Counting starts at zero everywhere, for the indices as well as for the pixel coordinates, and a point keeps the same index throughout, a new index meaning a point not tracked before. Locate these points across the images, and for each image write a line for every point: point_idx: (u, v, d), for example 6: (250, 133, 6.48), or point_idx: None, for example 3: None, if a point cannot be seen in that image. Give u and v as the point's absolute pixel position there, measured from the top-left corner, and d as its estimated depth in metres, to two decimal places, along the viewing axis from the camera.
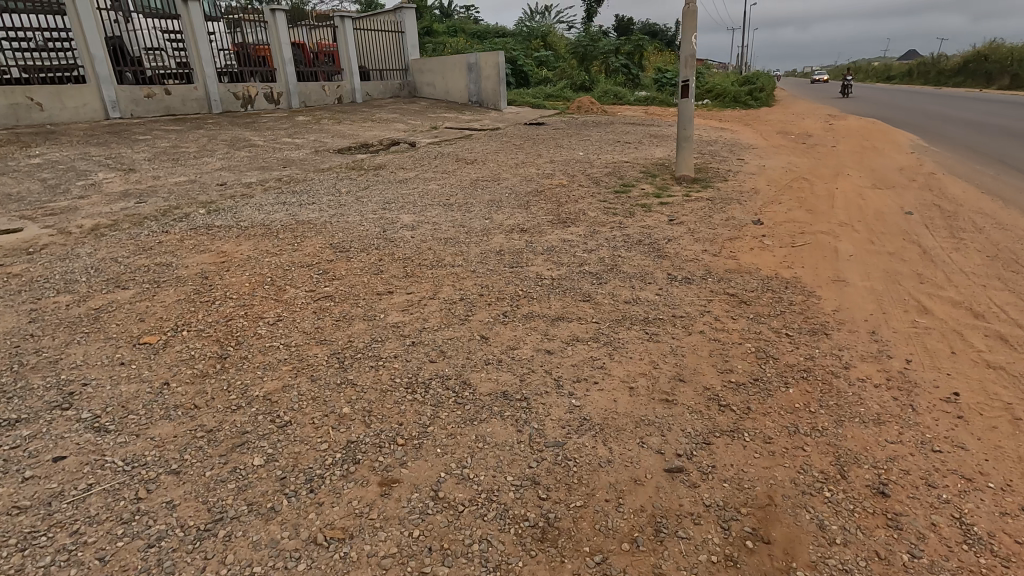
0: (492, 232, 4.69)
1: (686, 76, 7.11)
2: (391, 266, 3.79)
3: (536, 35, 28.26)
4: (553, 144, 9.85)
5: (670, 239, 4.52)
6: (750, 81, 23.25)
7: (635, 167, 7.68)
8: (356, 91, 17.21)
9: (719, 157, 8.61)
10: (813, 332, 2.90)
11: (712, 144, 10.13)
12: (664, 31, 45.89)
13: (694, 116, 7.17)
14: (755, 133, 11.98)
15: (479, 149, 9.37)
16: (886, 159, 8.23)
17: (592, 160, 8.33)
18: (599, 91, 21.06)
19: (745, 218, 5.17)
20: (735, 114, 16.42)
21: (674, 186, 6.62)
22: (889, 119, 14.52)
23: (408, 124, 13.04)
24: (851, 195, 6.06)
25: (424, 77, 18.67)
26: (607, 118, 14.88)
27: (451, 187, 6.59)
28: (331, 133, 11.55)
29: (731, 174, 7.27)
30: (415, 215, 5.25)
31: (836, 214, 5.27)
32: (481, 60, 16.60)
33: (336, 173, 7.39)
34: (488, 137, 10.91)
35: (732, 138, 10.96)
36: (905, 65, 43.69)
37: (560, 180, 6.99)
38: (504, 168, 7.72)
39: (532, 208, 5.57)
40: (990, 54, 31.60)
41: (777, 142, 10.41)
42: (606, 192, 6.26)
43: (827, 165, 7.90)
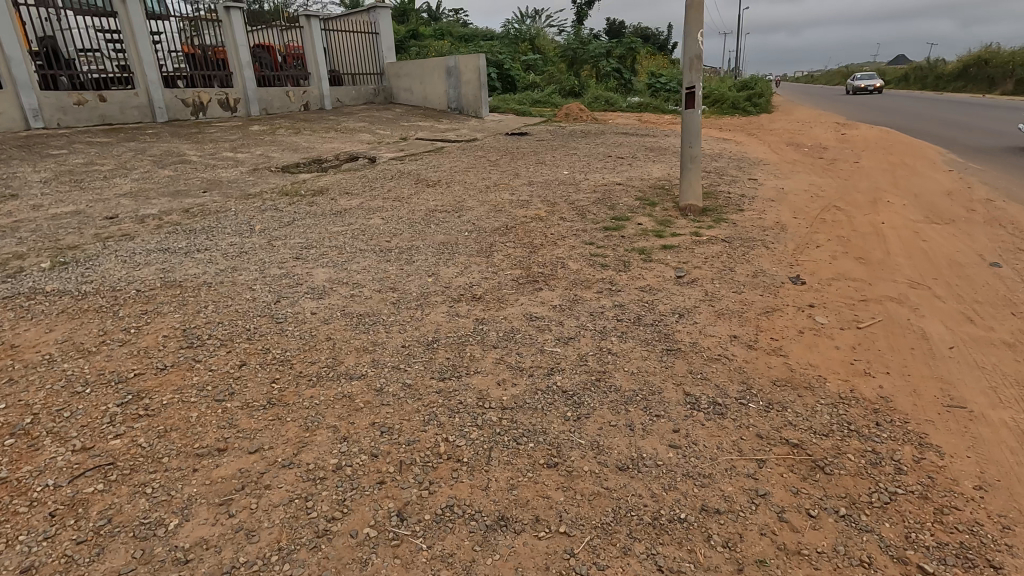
0: (430, 303, 3.34)
1: (693, 83, 5.80)
2: (253, 379, 2.43)
3: (523, 38, 27.02)
4: (534, 160, 8.52)
5: (679, 314, 3.19)
6: (748, 87, 22.04)
7: (629, 191, 6.37)
8: (325, 97, 15.83)
9: (726, 177, 7.33)
10: (964, 564, 1.58)
11: (716, 160, 8.86)
12: (656, 36, 44.91)
13: (700, 131, 5.86)
14: (762, 146, 10.71)
15: (447, 166, 8.04)
16: (923, 180, 6.99)
17: (578, 181, 7.02)
18: (589, 97, 19.74)
19: (777, 273, 3.85)
20: (736, 123, 15.20)
21: (678, 219, 5.32)
22: (904, 128, 13.34)
23: (375, 135, 11.70)
24: (904, 233, 4.76)
25: (401, 82, 17.31)
26: (597, 126, 13.62)
27: (401, 220, 5.28)
28: (283, 145, 10.18)
29: (745, 202, 5.98)
30: (336, 269, 3.91)
31: (898, 265, 3.96)
32: (461, 62, 15.30)
33: (267, 201, 6.06)
34: (461, 151, 9.59)
35: (737, 152, 9.70)
36: (901, 70, 42.79)
37: (537, 210, 5.67)
38: (471, 193, 6.40)
39: (495, 256, 4.24)
40: (991, 59, 30.64)
41: (789, 157, 9.16)
42: (594, 229, 4.95)
43: (857, 188, 6.63)
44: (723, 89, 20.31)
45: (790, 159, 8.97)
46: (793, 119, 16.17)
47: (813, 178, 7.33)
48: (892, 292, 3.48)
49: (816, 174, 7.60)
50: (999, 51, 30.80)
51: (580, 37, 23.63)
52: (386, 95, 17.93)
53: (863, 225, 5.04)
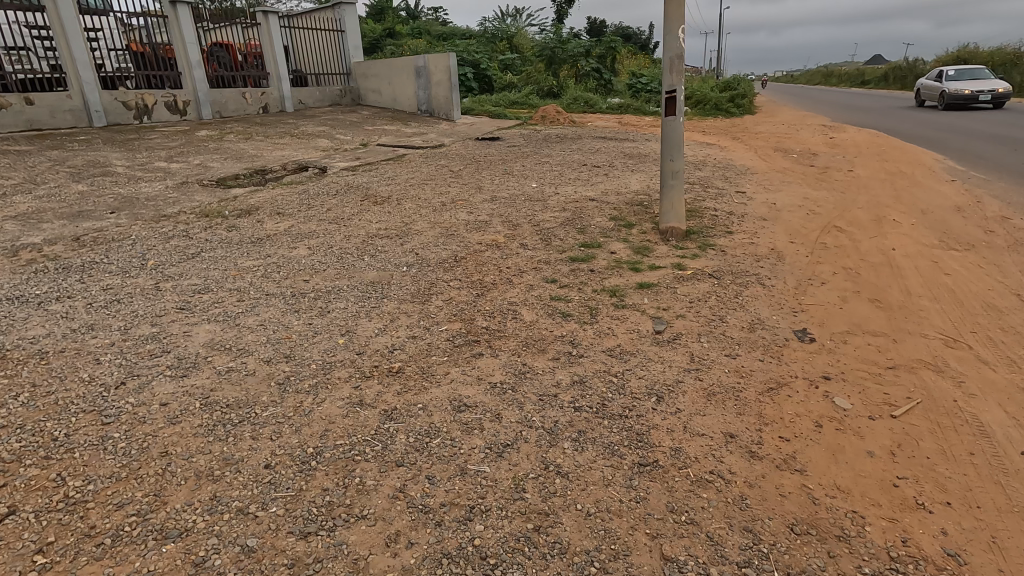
0: (331, 382, 2.53)
1: (675, 85, 5.07)
2: (11, 545, 1.61)
3: (500, 37, 26.25)
4: (501, 170, 7.72)
5: (657, 398, 2.41)
6: (731, 88, 21.46)
7: (603, 210, 5.60)
8: (286, 99, 14.84)
9: (712, 191, 6.59)
10: None
11: (700, 169, 8.14)
12: (637, 36, 44.48)
13: (683, 142, 5.10)
14: (748, 152, 10.01)
15: (402, 178, 7.20)
16: (928, 193, 6.33)
17: (547, 197, 6.23)
18: (568, 98, 19.02)
19: (779, 325, 3.10)
20: (719, 125, 14.58)
21: (658, 247, 4.56)
22: (894, 131, 12.80)
23: (334, 141, 10.82)
24: (922, 263, 4.06)
25: (370, 83, 16.39)
26: (573, 130, 12.88)
27: (331, 250, 4.44)
28: (228, 153, 9.25)
29: (735, 222, 5.24)
30: (224, 328, 3.06)
31: (925, 312, 3.24)
32: (431, 62, 14.45)
33: (180, 222, 5.18)
34: (422, 159, 8.77)
35: (722, 160, 9.01)
36: (881, 70, 42.67)
37: (494, 235, 4.87)
38: (422, 214, 5.57)
39: (433, 303, 3.43)
40: (971, 59, 30.47)
41: (778, 165, 8.49)
42: (559, 262, 4.16)
43: (857, 204, 5.94)
44: (705, 90, 19.73)
45: (778, 168, 8.30)
46: (777, 121, 15.60)
47: (807, 191, 6.65)
48: (926, 356, 2.75)
49: (810, 186, 6.90)
50: (979, 51, 30.71)
51: (559, 36, 22.67)
52: (355, 97, 16.97)
53: (871, 253, 4.34)
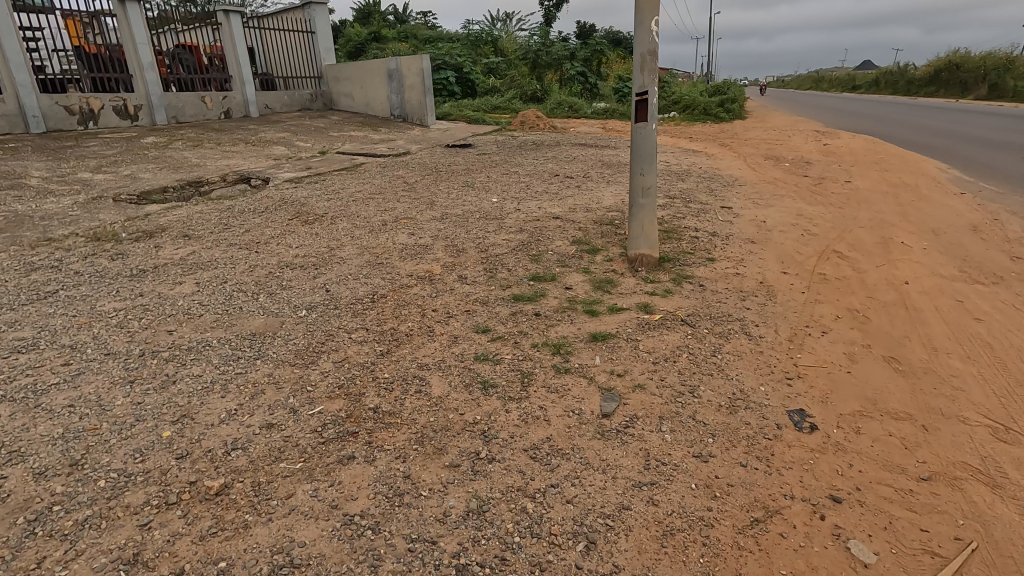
0: (110, 516, 1.71)
1: (647, 87, 4.31)
2: None
3: (484, 40, 25.58)
4: (461, 182, 6.95)
5: (587, 544, 1.63)
6: (721, 92, 20.82)
7: (566, 231, 4.83)
8: (250, 103, 13.98)
9: (694, 207, 5.83)
10: None
11: (682, 180, 7.39)
12: (626, 41, 44.23)
13: (657, 152, 4.31)
14: (736, 160, 9.29)
15: (348, 192, 6.42)
16: (936, 209, 5.60)
17: (505, 214, 5.46)
18: (552, 103, 18.36)
19: (770, 403, 2.32)
20: (706, 131, 13.90)
21: (623, 280, 3.79)
22: (889, 137, 12.15)
23: (292, 148, 10.03)
24: (944, 303, 3.31)
25: (342, 86, 15.60)
26: (552, 136, 12.15)
27: (224, 284, 3.64)
28: (168, 161, 8.43)
29: (717, 247, 4.47)
30: (13, 413, 2.24)
31: (959, 379, 2.48)
32: (403, 64, 13.66)
33: (62, 248, 4.38)
34: (379, 168, 7.98)
35: (708, 170, 8.27)
36: (872, 75, 42.34)
37: (430, 264, 4.10)
38: (355, 236, 4.79)
39: (319, 366, 2.63)
40: (962, 63, 30.02)
41: (768, 175, 7.77)
42: (499, 302, 3.38)
43: (858, 222, 5.20)
44: (693, 94, 19.09)
45: (767, 179, 7.58)
46: (767, 127, 14.95)
47: (800, 206, 5.91)
48: (971, 458, 1.99)
49: (804, 201, 6.17)
50: (971, 55, 30.30)
51: (544, 40, 21.92)
52: (328, 101, 16.19)
53: (881, 288, 3.58)
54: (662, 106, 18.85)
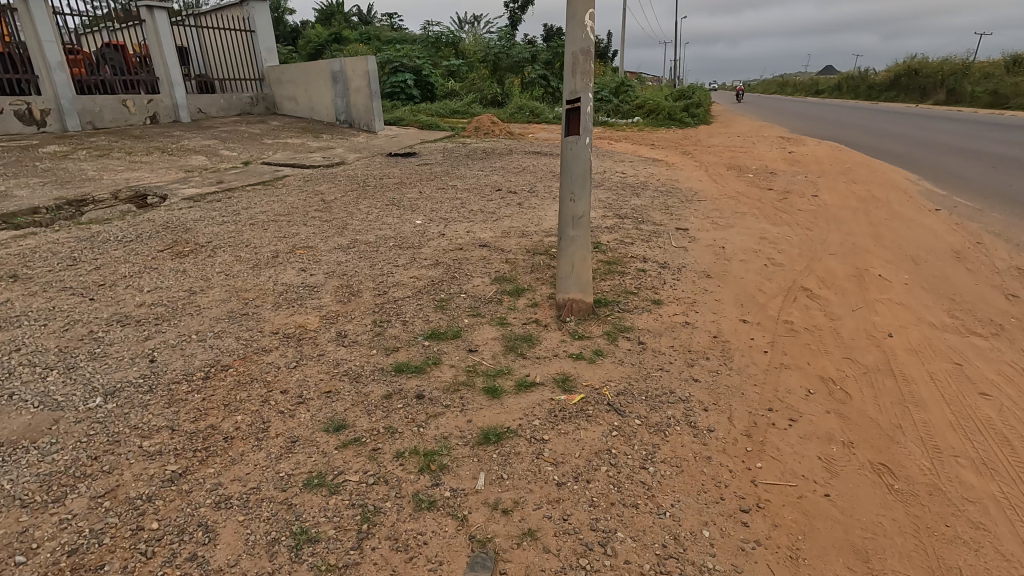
0: None
1: (578, 94, 3.57)
2: None
3: (444, 42, 24.79)
4: (387, 199, 6.13)
5: None
6: (685, 97, 20.40)
7: (489, 265, 4.06)
8: (180, 107, 12.83)
9: (644, 230, 5.13)
10: None
11: (637, 195, 6.70)
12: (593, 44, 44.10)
13: (591, 172, 3.54)
14: (697, 170, 8.68)
15: (251, 213, 5.54)
16: (910, 231, 5.02)
17: (425, 241, 4.66)
18: (512, 107, 17.66)
19: (716, 566, 1.57)
20: (669, 137, 13.35)
21: (545, 335, 3.02)
22: (854, 144, 11.76)
23: (213, 158, 9.05)
24: (940, 367, 2.63)
25: (286, 89, 14.58)
26: (506, 143, 11.41)
27: (13, 353, 2.74)
28: (58, 174, 7.39)
29: (667, 285, 3.75)
30: None
31: (977, 508, 1.79)
32: (348, 66, 12.78)
33: None
34: (301, 182, 7.11)
35: (666, 182, 7.62)
36: (834, 80, 42.92)
37: (308, 314, 3.26)
38: (232, 274, 3.93)
39: (63, 509, 1.77)
40: (921, 69, 30.43)
41: (728, 188, 7.16)
42: (374, 377, 2.57)
43: (826, 247, 4.56)
44: (657, 98, 18.61)
45: (728, 192, 6.96)
46: (731, 133, 14.50)
47: (763, 226, 5.26)
48: None
49: (767, 219, 5.53)
50: (928, 60, 30.77)
51: (505, 42, 21.22)
52: (271, 104, 15.13)
53: (860, 343, 2.90)
54: (625, 111, 18.28)
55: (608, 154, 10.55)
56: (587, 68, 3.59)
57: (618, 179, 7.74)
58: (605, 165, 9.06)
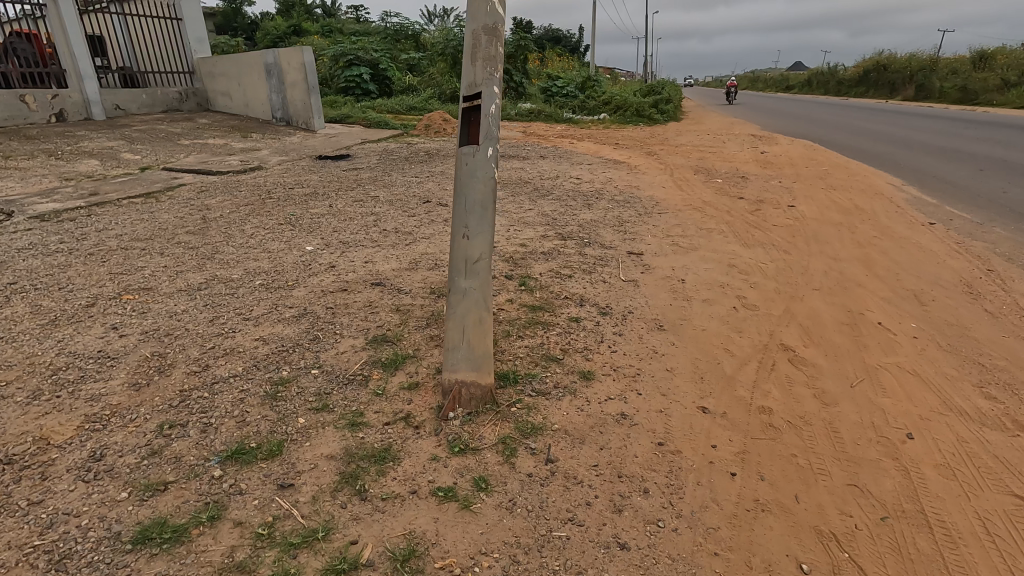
0: None
1: (479, 87, 2.61)
2: None
3: (404, 35, 23.58)
4: (286, 215, 5.08)
5: None
6: (654, 92, 19.58)
7: (372, 316, 3.05)
8: (92, 103, 11.42)
9: (588, 256, 4.17)
10: None
11: (588, 206, 5.76)
12: (566, 39, 43.39)
13: (496, 194, 2.54)
14: (661, 174, 7.78)
15: (102, 237, 4.42)
16: (907, 255, 4.16)
17: (305, 278, 3.64)
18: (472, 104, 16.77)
19: None
20: (634, 136, 12.52)
21: (410, 447, 2.03)
22: (829, 144, 11.05)
23: (108, 162, 7.84)
24: (994, 506, 1.74)
25: (218, 83, 13.27)
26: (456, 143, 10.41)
27: None
28: None
29: (602, 345, 2.80)
30: None
31: None
32: (282, 57, 11.56)
33: None
34: (194, 193, 5.99)
35: (624, 190, 6.68)
36: (803, 76, 42.88)
37: (69, 413, 2.21)
38: (8, 336, 2.84)
39: None
40: (890, 64, 30.26)
41: (693, 196, 6.28)
42: (91, 559, 1.55)
43: (809, 280, 3.66)
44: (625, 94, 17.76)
45: (692, 201, 6.06)
46: (700, 131, 13.73)
47: (731, 249, 4.34)
48: None
49: (736, 238, 4.63)
50: (897, 56, 30.64)
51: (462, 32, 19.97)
52: (203, 100, 13.80)
53: (869, 454, 2.00)
54: (592, 106, 17.35)
55: (566, 155, 9.60)
56: (491, 52, 2.64)
57: (571, 187, 6.78)
58: (560, 169, 8.11)
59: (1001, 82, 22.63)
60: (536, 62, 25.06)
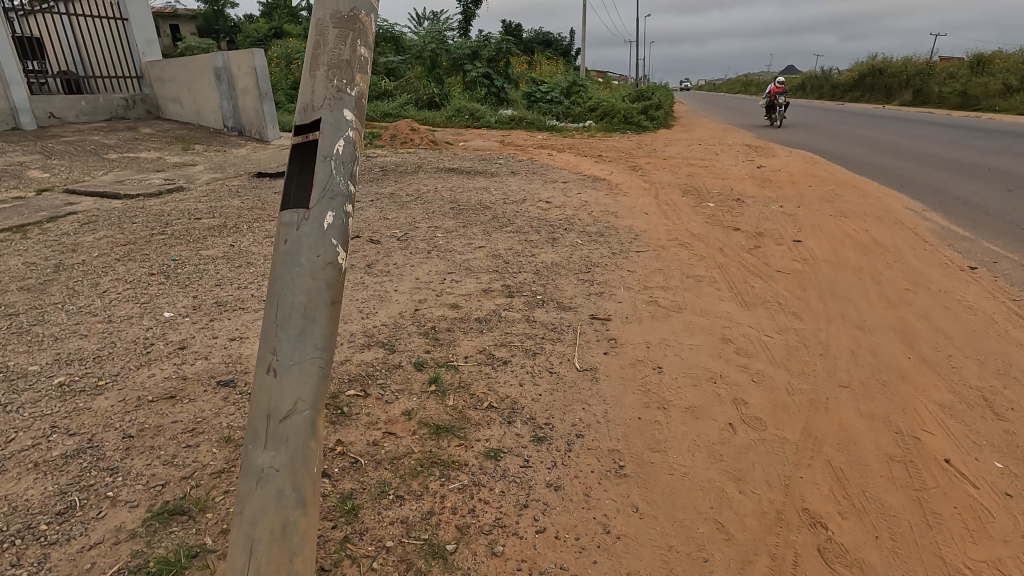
0: None
1: (319, 111, 1.64)
2: None
3: (383, 37, 22.55)
4: (169, 259, 4.05)
5: None
6: (644, 98, 18.63)
7: (185, 452, 2.02)
8: (20, 112, 10.30)
9: (536, 325, 3.17)
10: None
11: (552, 242, 4.76)
12: (557, 42, 42.68)
13: (342, 292, 1.55)
14: (644, 195, 6.80)
15: None
16: (954, 321, 3.18)
17: (131, 370, 2.60)
18: (450, 110, 15.88)
19: None
20: (619, 147, 11.55)
21: None
22: (831, 157, 10.15)
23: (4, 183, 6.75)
24: None
25: (168, 89, 12.19)
26: (421, 157, 9.41)
27: None
28: None
29: (524, 515, 1.79)
30: None
31: None
32: (232, 61, 10.53)
33: None
34: (75, 226, 4.93)
35: (598, 217, 5.68)
36: (796, 80, 42.22)
37: None
38: None
39: None
40: (886, 68, 29.56)
41: (680, 226, 5.31)
42: None
43: (832, 369, 2.66)
44: (612, 99, 16.80)
45: (677, 234, 5.07)
46: (691, 140, 12.79)
47: (726, 312, 3.35)
48: None
49: (730, 294, 3.63)
50: (892, 60, 29.89)
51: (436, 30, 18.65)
52: (153, 107, 12.70)
53: None
54: (576, 113, 16.40)
55: (540, 170, 8.60)
56: (343, 59, 1.70)
57: (536, 213, 5.79)
58: (529, 188, 7.11)
59: (1002, 86, 21.81)
60: (522, 66, 24.06)
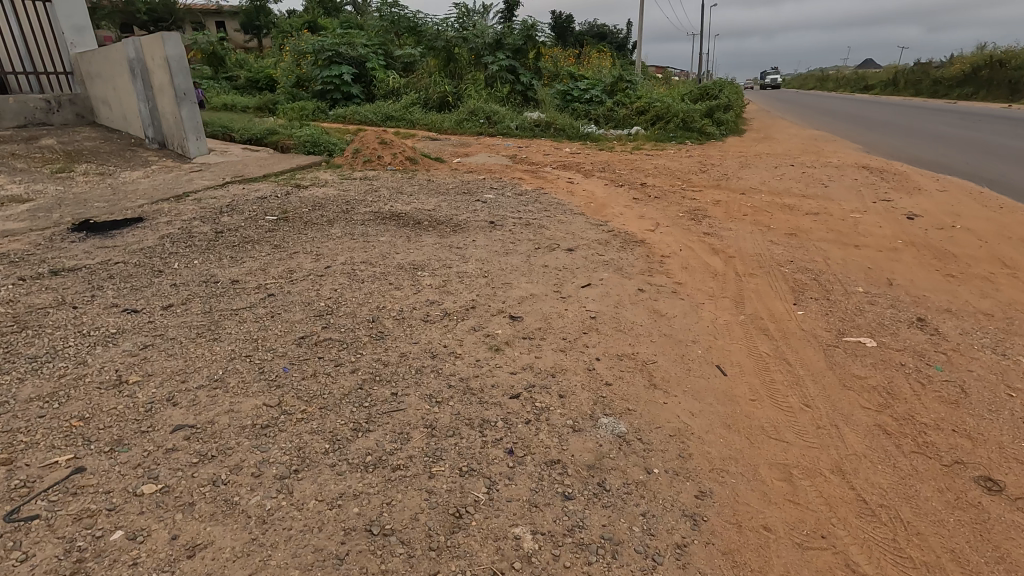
0: None
1: None
2: None
3: (402, 27, 19.65)
4: None
5: None
6: (708, 97, 14.90)
7: None
8: None
9: None
10: None
11: (435, 558, 1.59)
12: (610, 34, 39.05)
13: None
14: (711, 295, 3.48)
15: None
16: None
17: None
18: (460, 112, 12.85)
19: None
20: (672, 168, 8.16)
21: None
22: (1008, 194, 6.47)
23: None
24: None
25: (97, 88, 9.73)
26: (371, 189, 6.41)
27: None
28: None
29: None
30: None
31: None
32: (145, 50, 7.86)
33: None
34: None
35: (608, 386, 2.47)
36: (885, 75, 36.83)
37: None
38: None
39: None
40: (1010, 61, 24.43)
41: (810, 452, 2.03)
42: None
43: None
44: (666, 98, 13.26)
45: (815, 502, 1.82)
46: (774, 158, 9.21)
47: None
48: None
49: None
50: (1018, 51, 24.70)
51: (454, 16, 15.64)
52: (86, 110, 10.30)
53: None
54: (620, 116, 12.93)
55: (540, 216, 5.41)
56: None
57: (469, 366, 2.62)
58: (499, 267, 3.94)
59: None
60: (563, 58, 20.74)
